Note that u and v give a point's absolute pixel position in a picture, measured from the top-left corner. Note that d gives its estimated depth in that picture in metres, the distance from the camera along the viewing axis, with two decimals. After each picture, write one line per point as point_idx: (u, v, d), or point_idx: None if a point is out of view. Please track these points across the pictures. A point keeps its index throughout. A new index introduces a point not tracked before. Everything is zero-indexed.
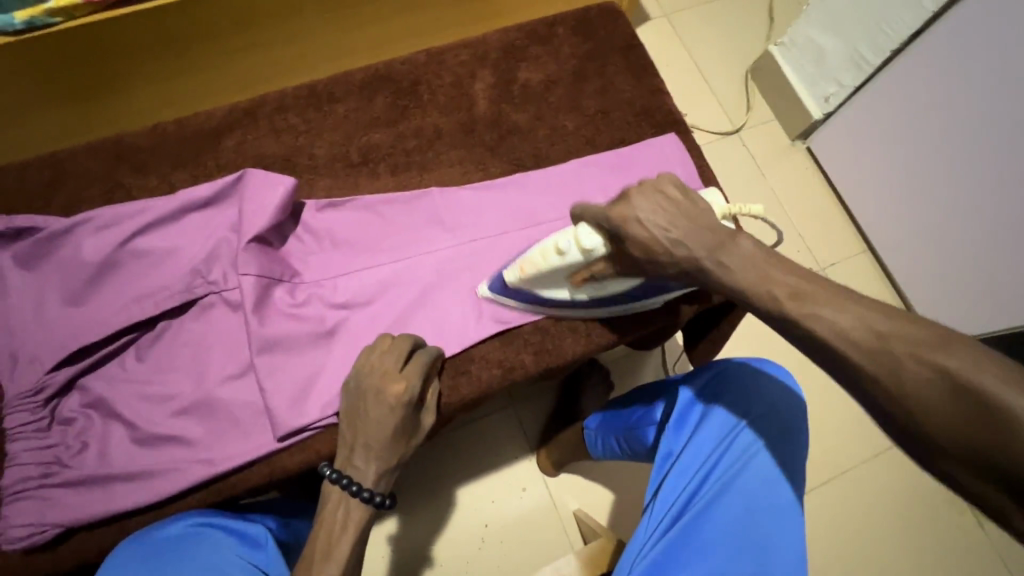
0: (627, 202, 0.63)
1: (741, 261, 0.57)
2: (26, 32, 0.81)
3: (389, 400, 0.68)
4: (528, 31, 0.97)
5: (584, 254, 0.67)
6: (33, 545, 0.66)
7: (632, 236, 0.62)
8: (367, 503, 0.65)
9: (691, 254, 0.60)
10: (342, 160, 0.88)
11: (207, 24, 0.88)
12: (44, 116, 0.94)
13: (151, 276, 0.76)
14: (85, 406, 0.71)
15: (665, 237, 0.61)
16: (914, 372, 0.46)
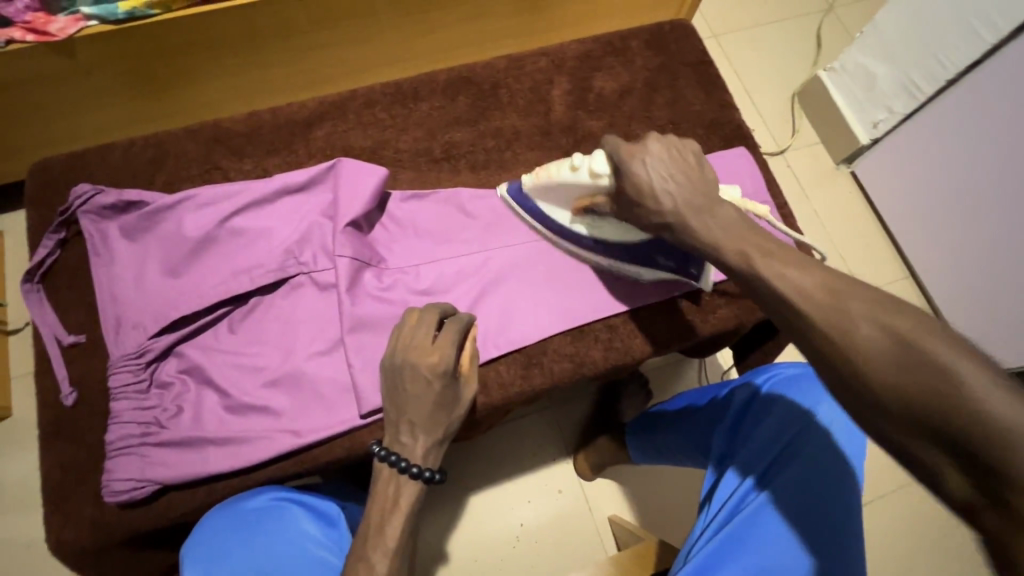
0: (636, 155, 0.67)
1: (712, 223, 0.63)
2: (127, 22, 0.86)
3: (425, 372, 0.70)
4: (604, 42, 1.01)
5: (592, 178, 0.72)
6: (131, 500, 0.69)
7: (632, 174, 0.67)
8: (417, 477, 0.68)
9: (671, 207, 0.65)
10: (425, 156, 0.92)
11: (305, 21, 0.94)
12: (144, 101, 0.99)
13: (247, 253, 0.80)
14: (181, 372, 0.75)
15: (660, 184, 0.66)
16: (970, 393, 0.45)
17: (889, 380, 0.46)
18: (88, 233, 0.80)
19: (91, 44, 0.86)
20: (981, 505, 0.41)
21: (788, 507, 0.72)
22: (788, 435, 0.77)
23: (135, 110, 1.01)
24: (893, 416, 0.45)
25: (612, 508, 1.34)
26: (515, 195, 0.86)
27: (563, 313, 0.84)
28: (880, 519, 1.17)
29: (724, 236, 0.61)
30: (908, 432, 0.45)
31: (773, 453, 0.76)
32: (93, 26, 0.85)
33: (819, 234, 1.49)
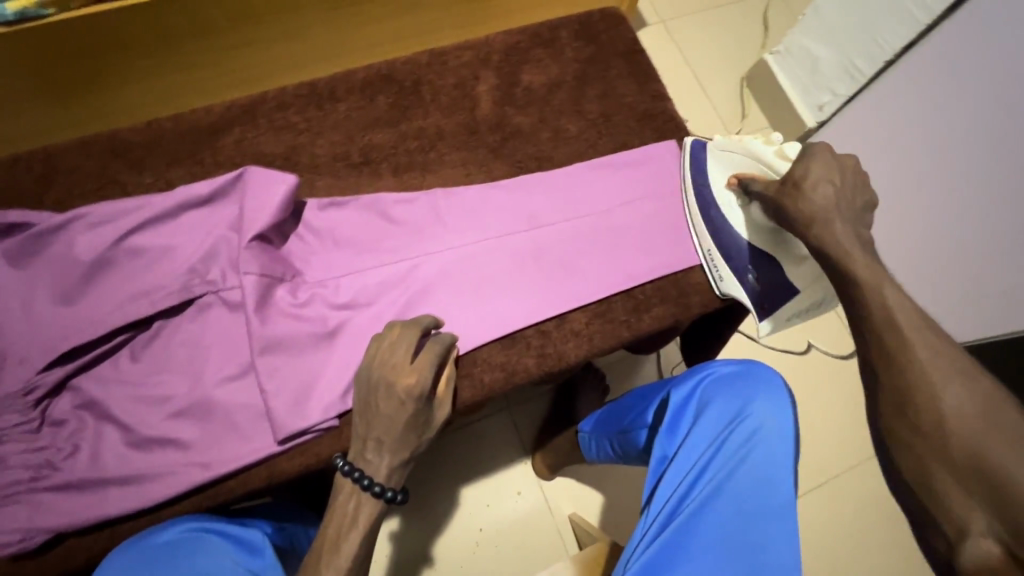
0: (824, 157, 0.71)
1: (847, 235, 0.65)
2: (17, 24, 0.78)
3: (401, 394, 0.67)
4: (532, 34, 0.97)
5: (775, 159, 0.77)
6: (21, 551, 0.64)
7: (809, 164, 0.70)
8: (379, 497, 0.65)
9: (823, 205, 0.67)
10: (344, 160, 0.87)
11: (205, 20, 0.87)
12: (39, 110, 0.91)
13: (147, 274, 0.75)
14: (76, 407, 0.69)
15: (832, 185, 0.69)
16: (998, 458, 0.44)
17: (971, 432, 0.46)
18: None
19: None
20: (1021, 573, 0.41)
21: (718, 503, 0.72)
22: (714, 436, 0.77)
23: (36, 120, 0.93)
24: (951, 460, 0.47)
25: (571, 506, 1.33)
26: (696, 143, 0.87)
27: (492, 321, 0.80)
28: (836, 501, 1.15)
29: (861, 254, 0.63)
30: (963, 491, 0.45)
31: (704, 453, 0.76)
32: None
33: None
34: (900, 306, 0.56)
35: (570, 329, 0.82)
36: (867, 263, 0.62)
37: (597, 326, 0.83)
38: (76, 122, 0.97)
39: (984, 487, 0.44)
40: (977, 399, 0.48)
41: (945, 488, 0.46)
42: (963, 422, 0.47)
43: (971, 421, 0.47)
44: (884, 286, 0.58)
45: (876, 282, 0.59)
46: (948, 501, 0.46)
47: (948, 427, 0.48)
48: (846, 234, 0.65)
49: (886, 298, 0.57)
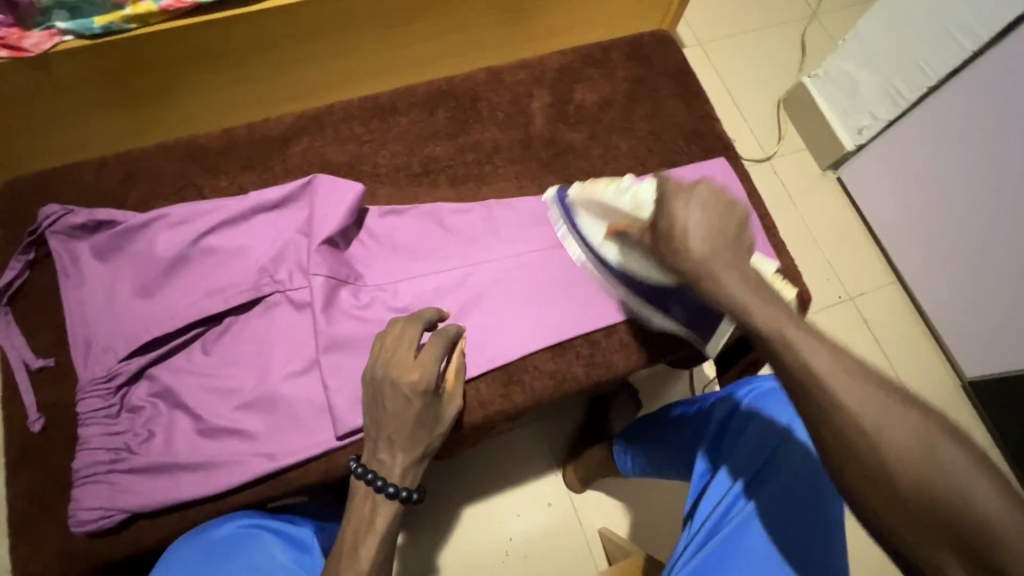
0: (681, 196, 0.63)
1: (735, 284, 0.58)
2: (103, 36, 0.87)
3: (405, 391, 0.68)
4: (584, 54, 1.00)
5: (633, 209, 0.72)
6: (100, 529, 0.67)
7: (671, 211, 0.63)
8: (392, 498, 0.66)
9: (700, 257, 0.60)
10: (404, 170, 0.91)
11: (268, 37, 0.96)
12: (111, 114, 1.01)
13: (222, 272, 0.79)
14: (152, 395, 0.73)
15: (703, 234, 0.61)
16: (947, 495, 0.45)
17: (915, 476, 0.46)
18: (57, 253, 0.78)
19: (65, 57, 0.87)
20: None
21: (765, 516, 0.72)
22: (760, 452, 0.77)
23: (109, 125, 1.03)
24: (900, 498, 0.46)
25: (601, 519, 1.32)
26: (561, 200, 0.86)
27: (545, 329, 0.83)
28: None
29: (755, 302, 0.56)
30: (914, 527, 0.46)
31: (751, 468, 0.76)
32: (68, 40, 0.86)
33: (847, 223, 1.54)
34: (808, 346, 0.52)
35: (619, 340, 0.84)
36: (767, 314, 0.55)
37: (645, 336, 0.85)
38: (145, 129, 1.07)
39: (934, 525, 0.45)
40: (917, 435, 0.47)
41: (902, 527, 0.46)
42: (908, 464, 0.46)
43: (910, 466, 0.46)
44: (784, 329, 0.53)
45: (777, 333, 0.54)
46: (904, 536, 0.46)
47: (892, 470, 0.47)
48: (735, 284, 0.58)
49: (798, 347, 0.52)
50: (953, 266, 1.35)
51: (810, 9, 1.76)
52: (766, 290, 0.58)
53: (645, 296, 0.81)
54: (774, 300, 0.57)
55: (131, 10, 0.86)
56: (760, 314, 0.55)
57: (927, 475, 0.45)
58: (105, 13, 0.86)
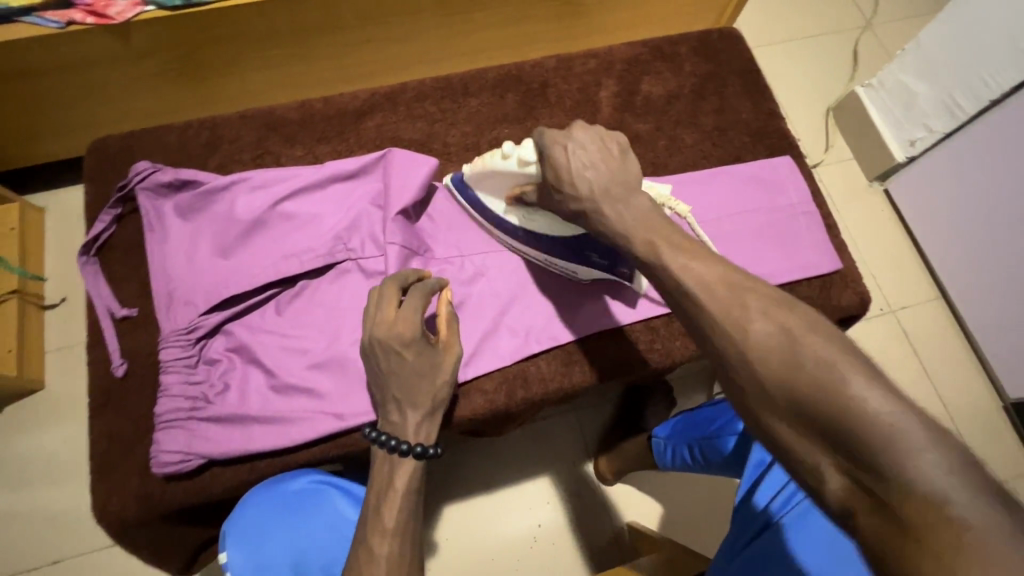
0: (557, 139, 0.64)
1: (622, 212, 0.59)
2: (182, 9, 0.91)
3: (395, 347, 0.69)
4: (653, 47, 1.01)
5: (522, 166, 0.70)
6: (177, 472, 0.70)
7: (552, 158, 0.64)
8: (407, 454, 0.67)
9: (587, 193, 0.61)
10: (473, 151, 0.93)
11: (341, 16, 0.99)
12: (175, 83, 1.05)
13: (298, 236, 0.81)
14: (229, 350, 0.76)
15: (577, 170, 0.62)
16: (809, 370, 0.42)
17: (776, 375, 0.43)
18: (144, 209, 0.81)
19: (145, 27, 0.92)
20: (859, 508, 0.39)
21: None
22: (757, 516, 0.71)
23: (167, 94, 1.07)
24: (770, 394, 0.43)
25: (630, 514, 1.29)
26: (456, 182, 0.84)
27: (606, 312, 0.84)
28: None
29: (635, 224, 0.58)
30: (796, 418, 0.42)
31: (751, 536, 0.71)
32: (149, 11, 0.90)
33: (893, 234, 1.53)
34: (686, 268, 0.51)
35: (679, 329, 0.85)
36: (643, 237, 0.56)
37: None
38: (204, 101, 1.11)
39: (802, 411, 0.42)
40: (777, 328, 0.45)
41: (775, 422, 0.43)
42: (770, 357, 0.44)
43: (769, 367, 0.44)
44: (657, 247, 0.55)
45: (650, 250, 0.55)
46: (782, 436, 0.43)
47: (757, 365, 0.44)
48: (621, 214, 0.59)
49: (676, 271, 0.52)
50: (996, 284, 1.33)
51: (869, 18, 1.74)
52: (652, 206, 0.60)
53: (559, 255, 0.79)
54: (659, 224, 0.57)
55: None
56: (636, 233, 0.57)
57: (786, 372, 0.43)
58: None
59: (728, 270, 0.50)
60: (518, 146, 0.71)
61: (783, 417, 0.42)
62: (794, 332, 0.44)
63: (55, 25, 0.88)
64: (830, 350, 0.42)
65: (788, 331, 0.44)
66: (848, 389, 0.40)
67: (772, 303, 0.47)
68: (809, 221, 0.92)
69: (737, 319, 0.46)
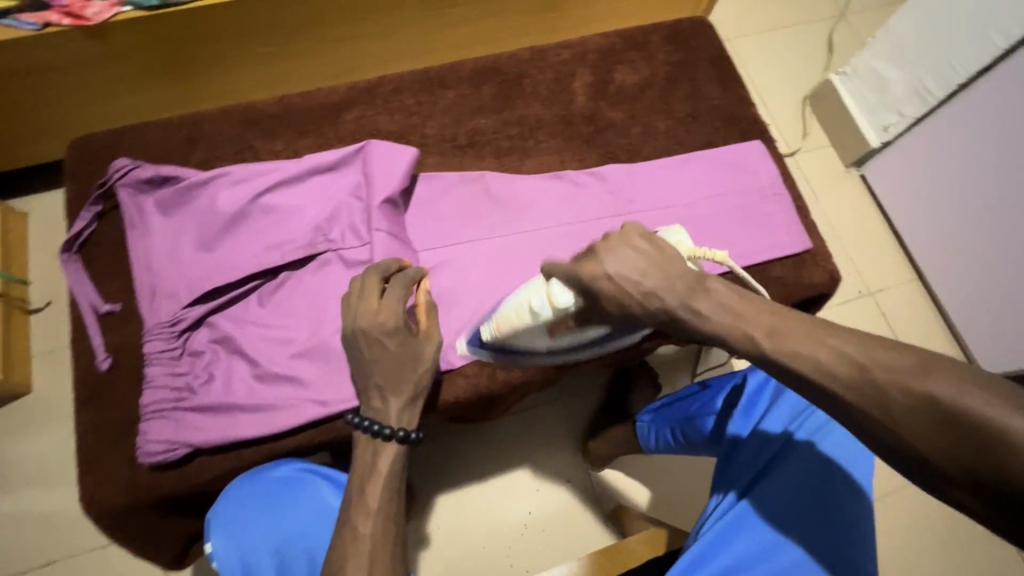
0: (607, 252, 0.56)
1: (715, 306, 0.53)
2: (160, 8, 0.92)
3: (372, 336, 0.70)
4: (625, 37, 1.03)
5: (557, 310, 0.66)
6: (163, 462, 0.71)
7: (603, 293, 0.56)
8: (390, 438, 0.69)
9: (664, 304, 0.54)
10: (451, 141, 0.94)
11: (320, 12, 1.00)
12: (153, 83, 1.05)
13: (279, 229, 0.83)
14: (212, 341, 0.78)
15: (638, 289, 0.55)
16: (900, 401, 0.46)
17: (930, 447, 0.45)
18: (125, 205, 0.82)
19: (121, 27, 0.92)
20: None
21: (785, 500, 0.70)
22: (777, 437, 0.75)
23: (146, 95, 1.07)
24: (941, 470, 0.45)
25: (620, 499, 1.31)
26: (474, 345, 0.80)
27: None
28: (892, 511, 1.18)
29: (718, 317, 0.53)
30: (968, 482, 0.44)
31: (768, 451, 0.74)
32: (127, 11, 0.91)
33: (869, 217, 1.56)
34: (793, 353, 0.49)
35: None
36: (764, 323, 0.51)
37: None
38: (182, 100, 1.11)
39: (977, 479, 0.44)
40: (925, 401, 0.45)
41: (958, 493, 0.45)
42: (927, 434, 0.45)
43: (922, 442, 0.45)
44: (758, 341, 0.51)
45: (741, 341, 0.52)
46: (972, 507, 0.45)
47: (924, 446, 0.45)
48: (716, 307, 0.53)
49: (791, 352, 0.50)
50: (971, 265, 1.36)
51: (842, 7, 1.77)
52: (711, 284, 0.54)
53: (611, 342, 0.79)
54: (756, 308, 0.52)
55: None
56: (728, 329, 0.52)
57: (949, 445, 0.44)
58: None
59: (852, 334, 0.49)
60: (546, 287, 0.67)
61: (963, 489, 0.45)
62: (940, 397, 0.45)
63: (31, 27, 0.89)
64: (964, 394, 0.44)
65: (936, 401, 0.45)
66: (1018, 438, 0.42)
67: (859, 352, 0.48)
68: (779, 202, 0.95)
69: (879, 401, 0.47)
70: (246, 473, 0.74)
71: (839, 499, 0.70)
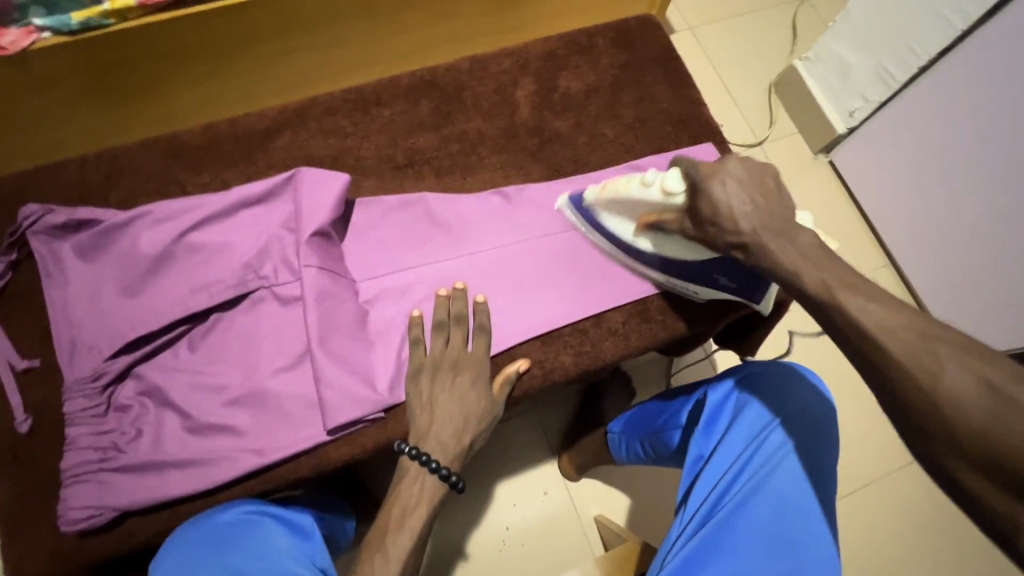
0: (727, 173, 0.66)
1: (795, 248, 0.61)
2: (81, 33, 0.84)
3: (468, 379, 0.75)
4: (569, 41, 0.99)
5: (665, 196, 0.72)
6: (90, 527, 0.68)
7: (711, 194, 0.66)
8: (444, 480, 0.70)
9: (749, 230, 0.63)
10: (389, 162, 0.91)
11: (253, 26, 0.91)
12: (81, 116, 0.96)
13: (206, 268, 0.78)
14: (139, 394, 0.73)
15: (741, 208, 0.64)
16: (952, 378, 0.48)
17: (981, 423, 0.46)
18: (39, 254, 0.77)
19: (43, 56, 0.84)
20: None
21: (749, 524, 0.67)
22: (786, 405, 0.74)
23: (70, 128, 0.97)
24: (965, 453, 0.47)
25: (597, 508, 1.26)
26: (575, 203, 0.86)
27: (531, 319, 0.83)
28: (863, 508, 1.17)
29: (804, 261, 0.60)
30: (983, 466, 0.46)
31: (776, 420, 0.73)
32: (48, 38, 0.83)
33: (839, 204, 1.52)
34: (864, 309, 0.54)
35: (608, 328, 0.84)
36: (815, 277, 0.58)
37: (636, 323, 0.85)
38: (114, 130, 1.01)
39: (995, 469, 0.46)
40: (976, 379, 0.47)
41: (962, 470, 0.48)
42: (972, 420, 0.46)
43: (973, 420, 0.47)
44: (832, 288, 0.56)
45: (827, 294, 0.56)
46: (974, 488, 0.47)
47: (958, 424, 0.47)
48: (785, 251, 0.61)
49: (846, 311, 0.54)
50: (943, 247, 1.34)
51: None
52: (796, 233, 0.62)
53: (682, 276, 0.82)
54: (825, 263, 0.59)
55: (109, 5, 0.83)
56: (812, 270, 0.59)
57: (991, 425, 0.46)
58: (82, 8, 0.82)
59: (913, 314, 0.52)
60: (661, 174, 0.73)
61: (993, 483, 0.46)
62: (993, 381, 0.47)
63: None
64: (993, 369, 0.47)
65: (987, 381, 0.47)
66: None
67: (901, 327, 0.51)
68: None
69: (929, 370, 0.49)
70: (187, 524, 0.68)
71: (799, 520, 0.68)
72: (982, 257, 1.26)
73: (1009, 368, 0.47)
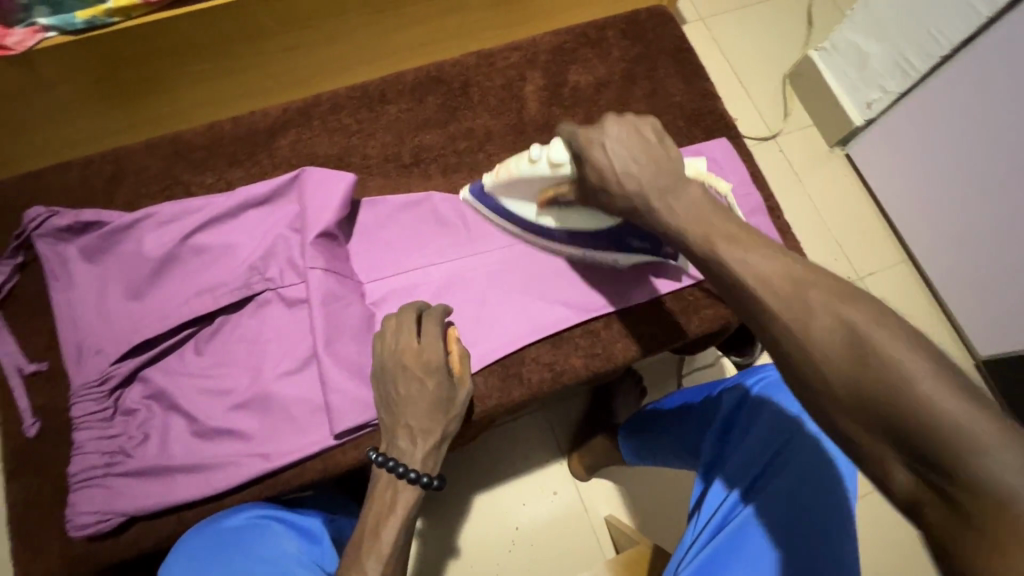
0: (606, 131, 0.61)
1: (685, 204, 0.56)
2: (85, 32, 0.83)
3: (421, 370, 0.67)
4: (579, 33, 0.97)
5: (552, 168, 0.69)
6: (98, 532, 0.68)
7: (593, 160, 0.61)
8: (415, 483, 0.64)
9: (634, 190, 0.59)
10: (395, 161, 0.89)
11: (256, 23, 0.90)
12: (87, 116, 0.95)
13: (212, 271, 0.77)
14: (146, 398, 0.73)
15: (622, 166, 0.60)
16: (825, 332, 0.43)
17: (852, 393, 0.41)
18: (44, 256, 0.77)
19: (46, 57, 0.83)
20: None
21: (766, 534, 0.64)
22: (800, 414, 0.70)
23: (76, 129, 0.97)
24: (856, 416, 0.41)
25: (607, 508, 1.25)
26: (476, 194, 0.83)
27: (540, 321, 0.81)
28: (880, 510, 1.14)
29: (686, 220, 0.55)
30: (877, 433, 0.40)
31: (795, 424, 0.69)
32: (52, 37, 0.82)
33: (856, 198, 1.49)
34: (744, 262, 0.49)
35: (619, 330, 0.82)
36: (700, 232, 0.54)
37: (647, 325, 0.83)
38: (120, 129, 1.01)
39: (886, 427, 0.40)
40: (851, 334, 0.42)
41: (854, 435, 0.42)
42: (843, 377, 0.42)
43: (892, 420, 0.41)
44: (714, 244, 0.52)
45: (710, 248, 0.52)
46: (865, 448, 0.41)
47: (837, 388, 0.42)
48: (683, 208, 0.56)
49: (727, 260, 0.50)
50: (963, 244, 1.30)
51: None
52: (680, 189, 0.57)
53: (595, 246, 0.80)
54: (715, 215, 0.54)
55: (112, 4, 0.81)
56: (693, 228, 0.54)
57: (862, 385, 0.41)
58: (87, 7, 0.81)
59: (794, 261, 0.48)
60: (545, 146, 0.69)
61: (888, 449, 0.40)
62: (868, 337, 0.41)
63: None
64: (869, 321, 0.42)
65: (862, 338, 0.42)
66: (935, 401, 0.38)
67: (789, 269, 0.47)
68: (749, 204, 0.88)
69: (804, 323, 0.44)
70: (195, 529, 0.67)
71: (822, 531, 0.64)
72: (1003, 255, 1.22)
73: (884, 320, 0.42)
